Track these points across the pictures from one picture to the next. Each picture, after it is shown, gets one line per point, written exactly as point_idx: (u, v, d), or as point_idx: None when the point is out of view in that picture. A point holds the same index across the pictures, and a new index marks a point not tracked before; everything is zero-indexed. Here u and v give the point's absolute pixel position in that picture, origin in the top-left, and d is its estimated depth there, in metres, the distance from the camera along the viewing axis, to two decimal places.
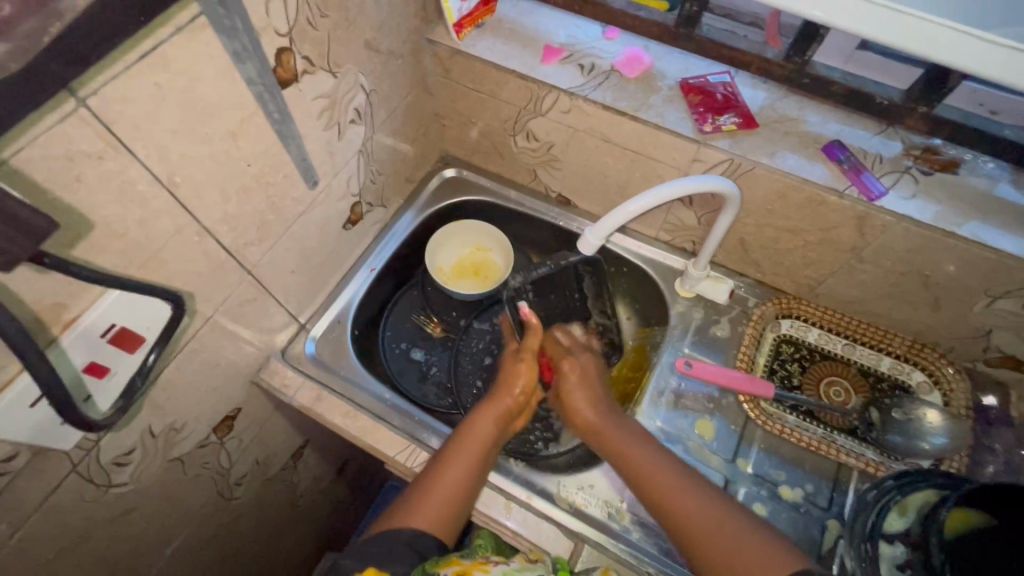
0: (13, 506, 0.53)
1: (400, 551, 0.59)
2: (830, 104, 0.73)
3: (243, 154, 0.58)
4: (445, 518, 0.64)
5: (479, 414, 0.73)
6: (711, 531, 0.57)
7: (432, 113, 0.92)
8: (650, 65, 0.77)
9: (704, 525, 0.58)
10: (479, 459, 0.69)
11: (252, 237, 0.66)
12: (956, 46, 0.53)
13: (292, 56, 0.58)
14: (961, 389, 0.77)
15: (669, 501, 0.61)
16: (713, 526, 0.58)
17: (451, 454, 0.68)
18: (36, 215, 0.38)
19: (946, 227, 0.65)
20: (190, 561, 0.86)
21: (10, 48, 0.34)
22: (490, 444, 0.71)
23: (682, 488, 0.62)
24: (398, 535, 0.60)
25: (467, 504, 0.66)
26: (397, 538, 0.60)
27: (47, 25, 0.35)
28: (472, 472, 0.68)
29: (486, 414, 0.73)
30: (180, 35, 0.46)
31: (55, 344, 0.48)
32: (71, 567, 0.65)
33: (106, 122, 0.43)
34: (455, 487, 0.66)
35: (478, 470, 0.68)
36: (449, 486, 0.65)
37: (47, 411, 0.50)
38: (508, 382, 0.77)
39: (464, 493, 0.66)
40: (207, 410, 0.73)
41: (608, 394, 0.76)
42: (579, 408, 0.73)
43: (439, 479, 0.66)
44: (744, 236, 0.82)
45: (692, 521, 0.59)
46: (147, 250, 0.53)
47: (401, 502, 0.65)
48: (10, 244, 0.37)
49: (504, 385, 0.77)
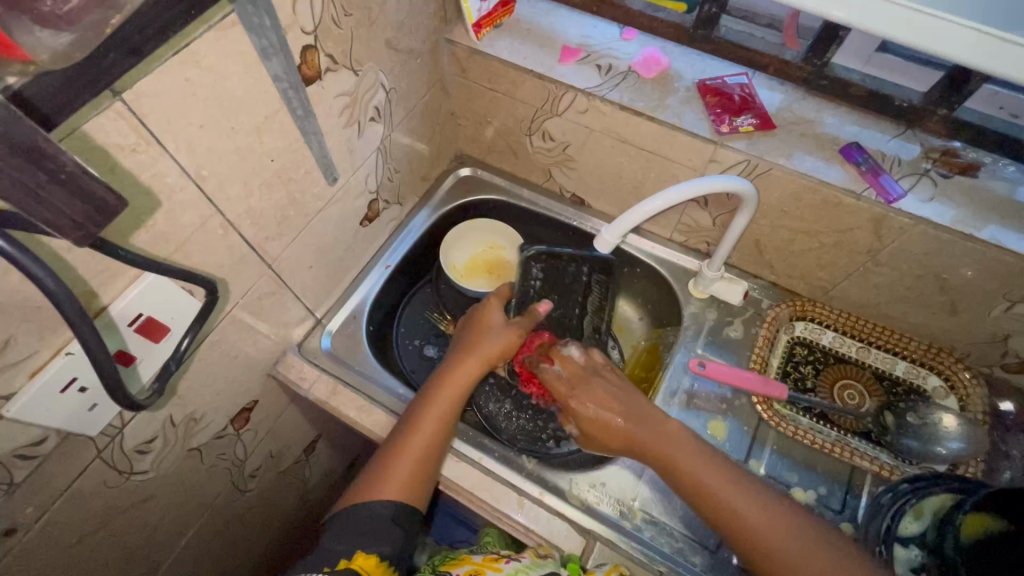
0: (41, 490, 0.55)
1: (376, 524, 0.61)
2: (847, 106, 0.74)
3: (266, 149, 0.60)
4: (413, 486, 0.65)
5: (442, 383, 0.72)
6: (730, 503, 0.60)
7: (448, 112, 0.93)
8: (667, 66, 0.78)
9: (727, 499, 0.60)
10: (442, 427, 0.69)
11: (273, 232, 0.67)
12: (979, 49, 0.53)
13: (316, 54, 0.59)
14: (978, 394, 0.76)
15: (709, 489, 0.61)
16: (738, 500, 0.60)
17: (421, 421, 0.68)
18: (109, 192, 0.37)
19: (965, 230, 0.65)
20: (204, 551, 0.88)
21: (76, 38, 0.35)
22: (453, 411, 0.70)
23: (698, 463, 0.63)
24: (370, 508, 0.62)
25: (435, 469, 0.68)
26: (374, 512, 0.62)
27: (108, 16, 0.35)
28: (442, 439, 0.69)
29: (458, 380, 0.72)
30: (213, 32, 0.47)
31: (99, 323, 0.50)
32: (92, 553, 0.66)
33: (139, 116, 0.45)
34: (424, 455, 0.67)
35: (443, 439, 0.68)
36: (414, 454, 0.66)
37: (76, 398, 0.51)
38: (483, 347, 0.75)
39: (430, 459, 0.67)
40: (225, 401, 0.75)
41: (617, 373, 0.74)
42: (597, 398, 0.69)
43: (404, 453, 0.66)
44: (758, 237, 0.82)
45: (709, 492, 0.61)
46: (174, 241, 0.54)
47: (368, 472, 0.66)
48: (84, 219, 0.36)
49: (476, 350, 0.74)
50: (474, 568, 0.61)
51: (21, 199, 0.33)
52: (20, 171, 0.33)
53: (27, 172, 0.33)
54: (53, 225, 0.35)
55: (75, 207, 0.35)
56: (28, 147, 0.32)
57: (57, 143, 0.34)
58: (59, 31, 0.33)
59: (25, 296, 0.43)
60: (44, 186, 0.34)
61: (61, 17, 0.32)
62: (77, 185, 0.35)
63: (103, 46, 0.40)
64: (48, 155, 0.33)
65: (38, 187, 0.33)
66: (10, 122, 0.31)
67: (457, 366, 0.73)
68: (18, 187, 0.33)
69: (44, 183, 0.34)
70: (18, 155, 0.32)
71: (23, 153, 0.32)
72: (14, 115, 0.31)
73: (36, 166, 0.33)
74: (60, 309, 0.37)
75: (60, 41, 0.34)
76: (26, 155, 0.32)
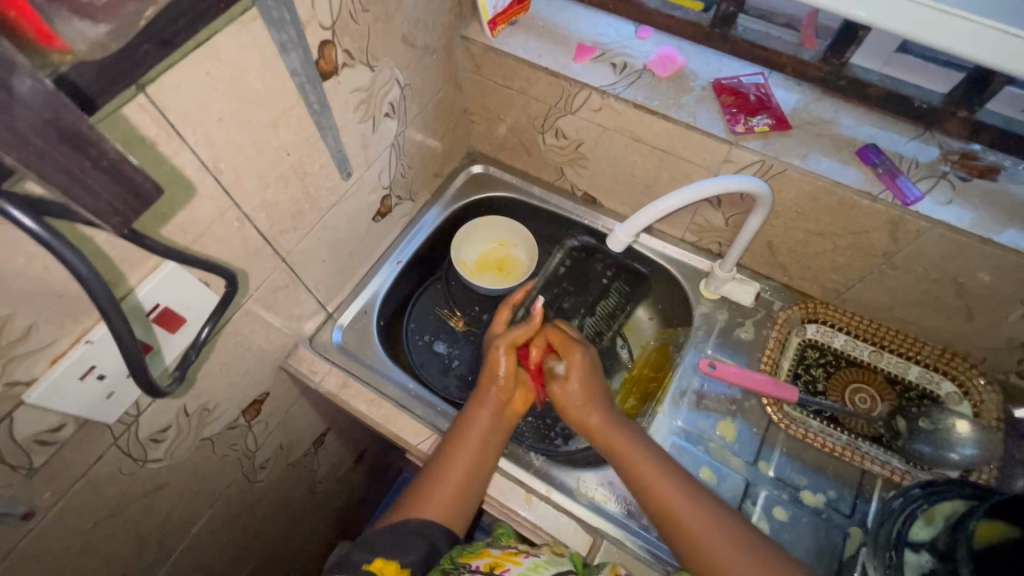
0: (59, 475, 0.56)
1: (411, 540, 0.61)
2: (864, 108, 0.73)
3: (283, 143, 0.60)
4: (456, 508, 0.65)
5: (479, 404, 0.72)
6: (682, 514, 0.61)
7: (461, 109, 0.93)
8: (683, 65, 0.78)
9: (680, 512, 0.61)
10: (483, 448, 0.69)
11: (287, 226, 0.68)
12: (1005, 48, 0.52)
13: (333, 49, 0.59)
14: (992, 401, 0.76)
15: (670, 507, 0.62)
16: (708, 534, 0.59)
17: (453, 450, 0.68)
18: (146, 180, 0.38)
19: (983, 234, 0.64)
20: (213, 540, 0.89)
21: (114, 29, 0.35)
22: (489, 432, 0.70)
23: (659, 476, 0.64)
24: (404, 527, 0.61)
25: (472, 494, 0.67)
26: (404, 530, 0.61)
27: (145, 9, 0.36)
28: (476, 465, 0.68)
29: (481, 403, 0.72)
30: (234, 27, 0.47)
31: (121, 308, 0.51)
32: (105, 539, 0.67)
33: (161, 108, 0.45)
34: (459, 480, 0.66)
35: (486, 458, 0.69)
36: (458, 474, 0.66)
37: (94, 385, 0.52)
38: (490, 369, 0.74)
39: (474, 478, 0.67)
40: (237, 392, 0.75)
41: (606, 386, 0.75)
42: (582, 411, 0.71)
43: (448, 473, 0.66)
44: (771, 238, 0.82)
45: (666, 505, 0.62)
46: (191, 233, 0.55)
47: (410, 492, 0.66)
48: (122, 206, 0.37)
49: (485, 372, 0.74)
50: (492, 562, 0.59)
51: (65, 183, 0.33)
52: (67, 157, 0.33)
53: (73, 159, 0.33)
54: (94, 213, 0.36)
55: (113, 192, 0.36)
56: (74, 133, 0.33)
57: (101, 131, 0.34)
58: (96, 20, 0.34)
59: (49, 284, 0.44)
60: (87, 172, 0.34)
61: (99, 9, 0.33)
62: (117, 171, 0.36)
63: (138, 38, 0.41)
64: (92, 141, 0.34)
65: (82, 173, 0.34)
66: (60, 109, 0.32)
67: (477, 390, 0.74)
68: (64, 174, 0.33)
69: (87, 170, 0.34)
70: (65, 140, 0.33)
71: (69, 139, 0.33)
72: (63, 102, 0.32)
73: (83, 153, 0.33)
74: (90, 296, 0.38)
75: (98, 32, 0.34)
76: (71, 141, 0.33)
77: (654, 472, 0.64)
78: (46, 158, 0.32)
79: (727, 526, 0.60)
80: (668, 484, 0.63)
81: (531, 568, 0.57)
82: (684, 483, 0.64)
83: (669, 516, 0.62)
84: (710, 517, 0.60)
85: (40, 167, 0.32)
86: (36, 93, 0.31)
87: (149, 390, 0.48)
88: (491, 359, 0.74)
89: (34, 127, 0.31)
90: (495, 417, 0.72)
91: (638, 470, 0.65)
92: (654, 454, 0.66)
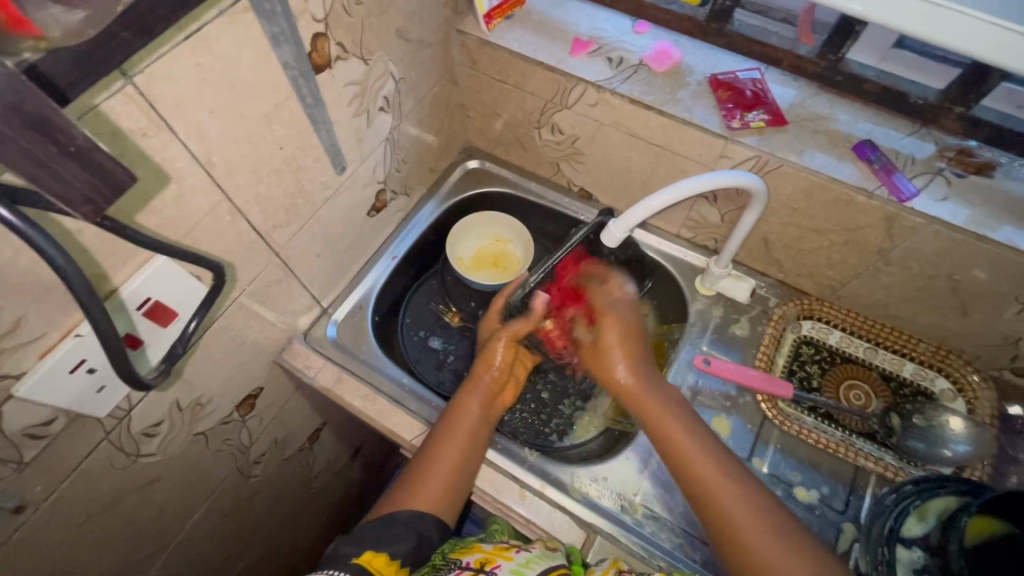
0: (49, 470, 0.56)
1: (402, 531, 0.59)
2: (860, 104, 0.73)
3: (275, 137, 0.60)
4: (445, 497, 0.65)
5: (467, 394, 0.73)
6: (717, 492, 0.61)
7: (457, 103, 0.93)
8: (679, 60, 0.77)
9: (714, 488, 0.61)
10: (472, 437, 0.69)
11: (281, 221, 0.68)
12: (1003, 43, 0.52)
13: (326, 42, 0.59)
14: (986, 398, 0.76)
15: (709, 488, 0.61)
16: (745, 514, 0.59)
17: (442, 439, 0.68)
18: (120, 171, 0.37)
19: (977, 231, 0.64)
20: (207, 536, 0.89)
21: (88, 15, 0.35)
22: (478, 421, 0.71)
23: (703, 455, 0.63)
24: (394, 518, 0.60)
25: (461, 486, 0.67)
26: (394, 521, 0.60)
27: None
28: (466, 455, 0.68)
29: (470, 396, 0.73)
30: (224, 18, 0.47)
31: (111, 301, 0.51)
32: (96, 534, 0.66)
33: (150, 100, 0.45)
34: (449, 470, 0.66)
35: (475, 447, 0.69)
36: (447, 465, 0.66)
37: (85, 380, 0.52)
38: (483, 359, 0.77)
39: (463, 467, 0.67)
40: (231, 386, 0.75)
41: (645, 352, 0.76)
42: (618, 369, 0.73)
43: (437, 463, 0.66)
44: (767, 234, 0.82)
45: (705, 481, 0.62)
46: (182, 227, 0.54)
47: (399, 486, 0.65)
48: (95, 194, 0.37)
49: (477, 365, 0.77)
50: (484, 558, 0.59)
51: (34, 172, 0.33)
52: (33, 143, 0.33)
53: (39, 145, 0.33)
54: (67, 202, 0.36)
55: (85, 181, 0.36)
56: (39, 119, 0.33)
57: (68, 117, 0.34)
58: (72, 8, 0.34)
59: (36, 277, 0.44)
60: (55, 159, 0.34)
61: None
62: (86, 158, 0.35)
63: (115, 25, 0.39)
64: (59, 127, 0.33)
65: (49, 159, 0.34)
66: (24, 95, 0.32)
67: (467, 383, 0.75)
68: (31, 161, 0.33)
69: (56, 157, 0.34)
70: (30, 127, 0.32)
71: (35, 125, 0.33)
72: (28, 88, 0.31)
73: (48, 138, 0.33)
74: (74, 287, 0.37)
75: (73, 18, 0.34)
76: (37, 127, 0.33)
77: (695, 449, 0.64)
78: (12, 145, 0.32)
79: (759, 505, 0.60)
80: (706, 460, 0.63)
81: (521, 564, 0.57)
82: (725, 462, 0.63)
83: (706, 491, 0.62)
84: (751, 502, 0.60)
85: (9, 153, 0.32)
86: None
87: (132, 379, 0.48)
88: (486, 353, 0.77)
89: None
90: (483, 410, 0.72)
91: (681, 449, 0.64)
92: (692, 430, 0.66)
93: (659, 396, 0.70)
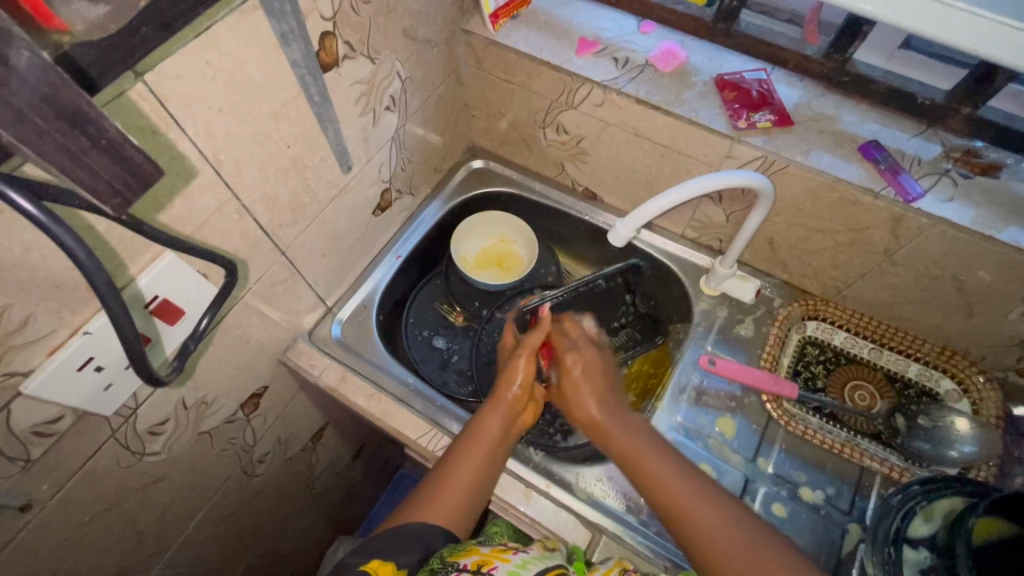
0: (55, 468, 0.55)
1: (408, 543, 0.59)
2: (866, 104, 0.73)
3: (283, 135, 0.60)
4: (459, 513, 0.64)
5: (488, 410, 0.72)
6: (689, 510, 0.59)
7: (462, 103, 0.93)
8: (685, 60, 0.77)
9: (683, 510, 0.59)
10: (489, 456, 0.68)
11: (287, 219, 0.68)
12: (1014, 44, 0.52)
13: (334, 41, 0.59)
14: (992, 399, 0.75)
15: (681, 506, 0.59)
16: (723, 533, 0.56)
17: (458, 457, 0.67)
18: (140, 165, 0.37)
19: (984, 231, 0.64)
20: (210, 535, 0.88)
21: None
22: (497, 440, 0.70)
23: (672, 475, 0.62)
24: (403, 529, 0.60)
25: (477, 501, 0.66)
26: (404, 531, 0.60)
27: None
28: (480, 473, 0.67)
29: (494, 410, 0.72)
30: (234, 17, 0.47)
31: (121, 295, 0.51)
32: (100, 533, 0.66)
33: (159, 98, 0.45)
34: (463, 487, 0.65)
35: (491, 464, 0.69)
36: (462, 482, 0.65)
37: (93, 377, 0.52)
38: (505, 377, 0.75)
39: (478, 483, 0.66)
40: (236, 385, 0.75)
41: (615, 388, 0.74)
42: (584, 403, 0.70)
43: (450, 482, 0.65)
44: (772, 235, 0.82)
45: (676, 500, 0.60)
46: (190, 224, 0.54)
47: (413, 498, 0.65)
48: (122, 186, 0.37)
49: (501, 380, 0.75)
50: (482, 559, 0.57)
51: (65, 163, 0.33)
52: (64, 135, 0.33)
53: (71, 137, 0.33)
54: (93, 193, 0.36)
55: (113, 172, 0.36)
56: (73, 111, 0.33)
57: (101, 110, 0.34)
58: None
59: (47, 274, 0.44)
60: (87, 151, 0.34)
61: None
62: (116, 151, 0.36)
63: (136, 21, 0.41)
64: (91, 119, 0.34)
65: (82, 152, 0.34)
66: (59, 86, 0.32)
67: (491, 397, 0.74)
68: (64, 153, 0.33)
69: (86, 149, 0.34)
70: (63, 119, 0.33)
71: (68, 117, 0.33)
72: (63, 81, 0.32)
73: (80, 131, 0.33)
74: (91, 282, 0.37)
75: (98, 13, 0.38)
76: (69, 119, 0.33)
77: (668, 472, 0.62)
78: (45, 137, 0.32)
79: (736, 519, 0.57)
80: (676, 479, 0.61)
81: (518, 566, 0.57)
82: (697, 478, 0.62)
83: (687, 525, 0.58)
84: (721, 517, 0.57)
85: (42, 146, 0.32)
86: (37, 71, 0.30)
87: (146, 376, 0.48)
88: (508, 367, 0.75)
89: (32, 104, 0.31)
90: (506, 425, 0.71)
91: (649, 471, 0.63)
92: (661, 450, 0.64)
93: (633, 428, 0.67)
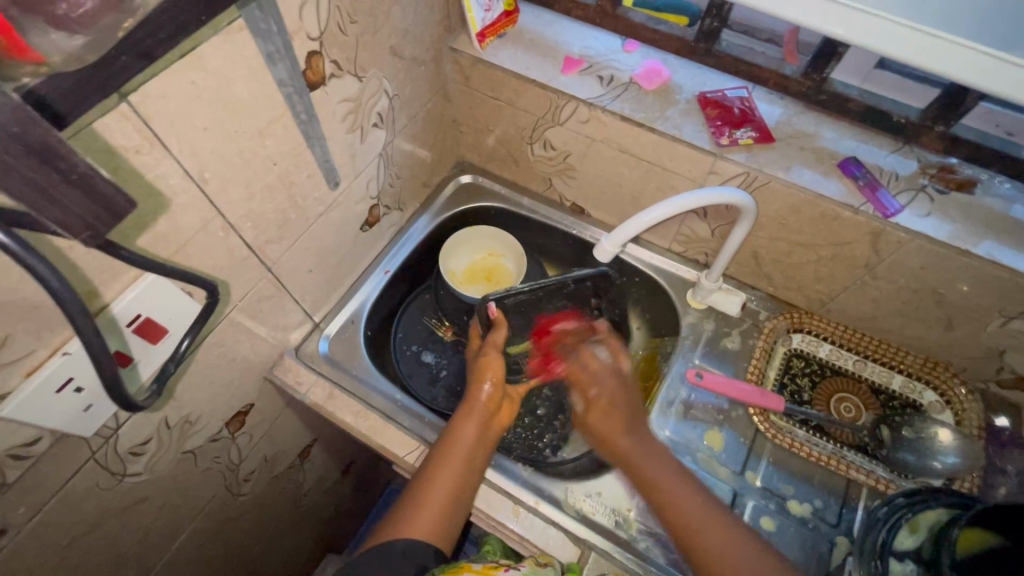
0: (32, 491, 0.54)
1: (396, 565, 0.58)
2: (845, 122, 0.74)
3: (268, 152, 0.60)
4: (441, 524, 0.63)
5: (461, 417, 0.72)
6: (704, 533, 0.61)
7: (450, 119, 0.94)
8: (668, 78, 0.79)
9: (694, 524, 0.62)
10: (466, 462, 0.68)
11: (274, 236, 0.67)
12: (983, 68, 0.53)
13: (321, 59, 0.59)
14: (973, 409, 0.77)
15: (695, 525, 0.62)
16: (732, 547, 0.59)
17: (435, 465, 0.67)
18: (118, 194, 0.37)
19: (961, 245, 0.66)
20: (194, 557, 0.86)
21: (91, 40, 0.34)
22: (473, 446, 0.69)
23: (687, 494, 0.64)
24: (390, 549, 0.59)
25: (459, 508, 0.66)
26: (390, 551, 0.59)
27: (123, 22, 0.36)
28: (461, 479, 0.67)
29: (467, 417, 0.72)
30: (220, 37, 0.47)
31: (104, 313, 0.50)
32: (80, 556, 0.65)
33: (146, 119, 0.45)
34: (443, 496, 0.65)
35: (471, 470, 0.68)
36: (441, 491, 0.65)
37: (70, 399, 0.51)
38: (474, 381, 0.75)
39: (458, 489, 0.66)
40: (220, 404, 0.74)
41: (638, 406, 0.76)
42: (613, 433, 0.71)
43: (430, 492, 0.65)
44: (757, 249, 0.83)
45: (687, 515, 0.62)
46: (173, 243, 0.54)
47: (395, 513, 0.64)
48: (93, 220, 0.37)
49: (471, 384, 0.75)
50: None
51: (34, 199, 0.34)
52: (33, 171, 0.33)
53: (40, 172, 0.33)
54: (63, 226, 0.35)
55: (84, 207, 0.36)
56: (43, 148, 0.33)
57: (72, 146, 0.34)
58: (72, 33, 0.33)
59: (24, 296, 0.43)
60: (55, 186, 0.34)
61: (75, 20, 0.33)
62: (88, 186, 0.35)
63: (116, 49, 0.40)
64: (61, 155, 0.34)
65: (50, 186, 0.34)
66: (28, 124, 0.32)
67: (461, 405, 0.74)
68: (30, 187, 0.33)
69: (56, 183, 0.34)
70: (32, 155, 0.33)
71: (37, 153, 0.33)
72: (32, 118, 0.32)
73: (50, 166, 0.33)
74: (64, 310, 0.37)
75: (73, 43, 0.33)
76: (39, 155, 0.33)
77: (682, 490, 0.65)
78: (13, 173, 0.32)
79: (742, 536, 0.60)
80: (688, 497, 0.64)
81: None
82: (704, 499, 0.64)
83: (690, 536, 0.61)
84: (725, 529, 0.61)
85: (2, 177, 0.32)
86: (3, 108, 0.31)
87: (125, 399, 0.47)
88: (478, 369, 0.76)
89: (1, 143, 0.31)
90: (481, 429, 0.71)
91: (666, 496, 0.65)
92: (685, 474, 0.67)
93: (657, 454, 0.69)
